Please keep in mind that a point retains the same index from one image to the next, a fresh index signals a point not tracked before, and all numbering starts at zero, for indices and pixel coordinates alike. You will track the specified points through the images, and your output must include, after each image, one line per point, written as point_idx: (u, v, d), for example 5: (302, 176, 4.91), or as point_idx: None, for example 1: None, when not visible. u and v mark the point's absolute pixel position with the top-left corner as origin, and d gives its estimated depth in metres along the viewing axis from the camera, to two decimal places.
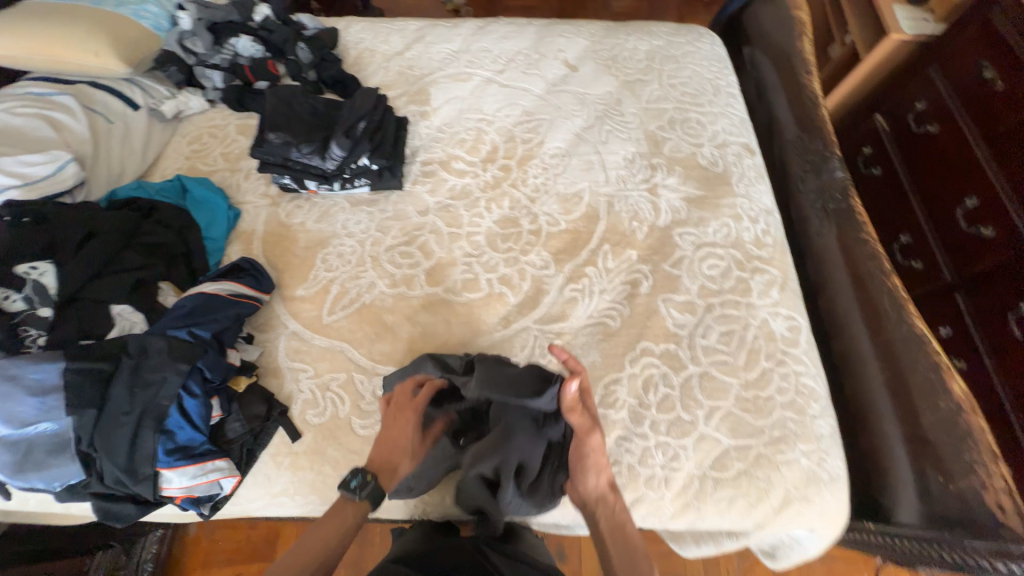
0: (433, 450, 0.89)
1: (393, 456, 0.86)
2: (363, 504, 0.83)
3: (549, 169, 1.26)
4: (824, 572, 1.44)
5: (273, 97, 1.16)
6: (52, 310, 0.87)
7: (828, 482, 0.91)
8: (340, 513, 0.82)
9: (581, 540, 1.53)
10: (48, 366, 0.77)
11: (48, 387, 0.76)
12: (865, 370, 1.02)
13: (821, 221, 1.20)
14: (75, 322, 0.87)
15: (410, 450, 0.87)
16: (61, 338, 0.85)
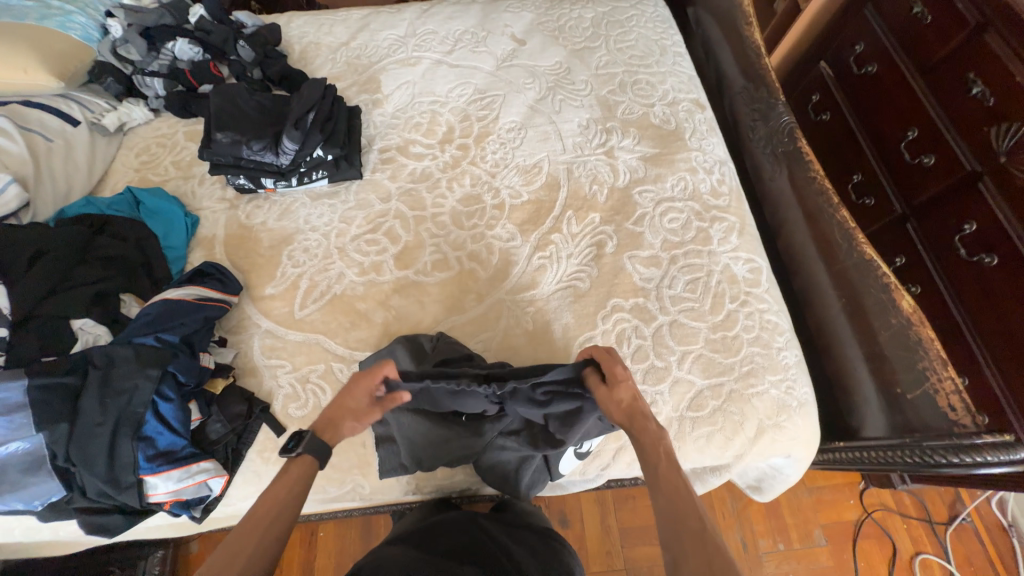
0: (422, 427, 0.90)
1: (337, 416, 0.82)
2: (308, 459, 0.77)
3: (507, 143, 1.27)
4: (811, 503, 1.57)
5: (218, 96, 1.14)
6: (9, 329, 0.86)
7: (797, 408, 0.97)
8: (284, 477, 0.75)
9: (582, 503, 1.58)
10: (8, 384, 0.75)
11: (14, 405, 0.75)
12: (824, 300, 1.08)
13: (771, 165, 1.24)
14: (36, 342, 0.86)
15: (357, 412, 0.83)
16: (23, 358, 0.84)
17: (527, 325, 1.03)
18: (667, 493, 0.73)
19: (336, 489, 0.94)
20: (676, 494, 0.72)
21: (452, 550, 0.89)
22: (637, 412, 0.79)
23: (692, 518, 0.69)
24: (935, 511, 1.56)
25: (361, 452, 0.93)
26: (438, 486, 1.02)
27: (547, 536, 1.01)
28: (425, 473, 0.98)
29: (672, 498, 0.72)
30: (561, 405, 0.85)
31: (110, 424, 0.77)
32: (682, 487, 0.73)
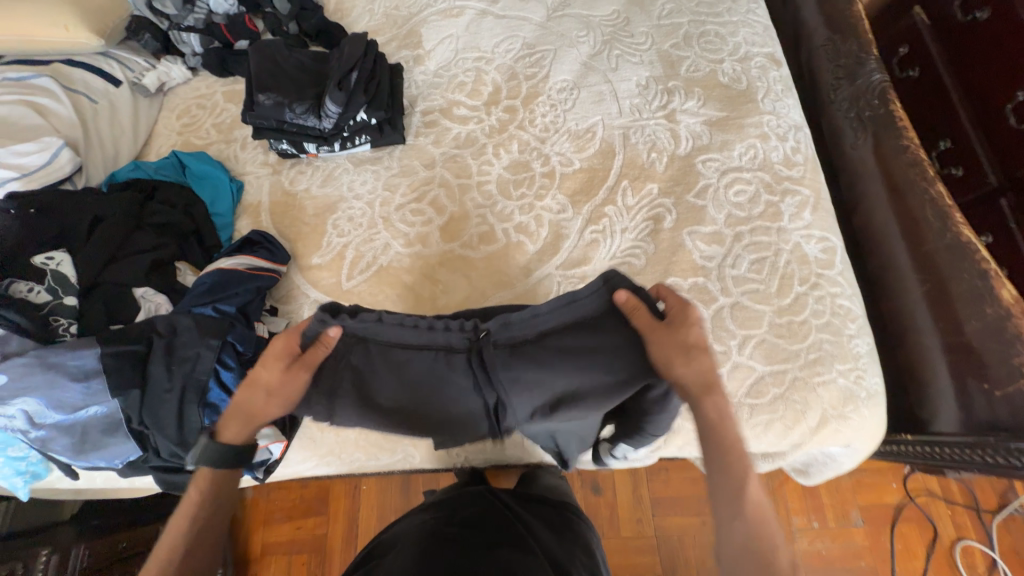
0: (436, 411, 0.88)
1: (266, 386, 0.72)
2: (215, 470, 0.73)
3: (557, 105, 1.18)
4: (851, 485, 1.53)
5: (258, 54, 1.08)
6: (77, 298, 0.88)
7: (866, 399, 0.91)
8: (195, 499, 0.72)
9: (615, 474, 1.59)
10: (84, 352, 0.78)
11: (90, 371, 0.77)
12: (904, 283, 0.99)
13: (853, 130, 1.11)
14: (100, 309, 0.88)
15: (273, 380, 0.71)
16: (90, 325, 0.86)
17: None
18: (752, 504, 0.68)
19: (387, 457, 0.96)
20: (757, 506, 0.68)
21: (469, 516, 0.91)
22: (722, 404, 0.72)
23: (766, 538, 0.66)
24: (984, 499, 1.51)
25: None
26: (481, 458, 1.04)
27: (562, 507, 1.03)
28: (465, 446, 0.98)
29: (755, 509, 0.68)
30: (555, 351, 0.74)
31: (176, 391, 0.78)
32: (758, 500, 0.68)
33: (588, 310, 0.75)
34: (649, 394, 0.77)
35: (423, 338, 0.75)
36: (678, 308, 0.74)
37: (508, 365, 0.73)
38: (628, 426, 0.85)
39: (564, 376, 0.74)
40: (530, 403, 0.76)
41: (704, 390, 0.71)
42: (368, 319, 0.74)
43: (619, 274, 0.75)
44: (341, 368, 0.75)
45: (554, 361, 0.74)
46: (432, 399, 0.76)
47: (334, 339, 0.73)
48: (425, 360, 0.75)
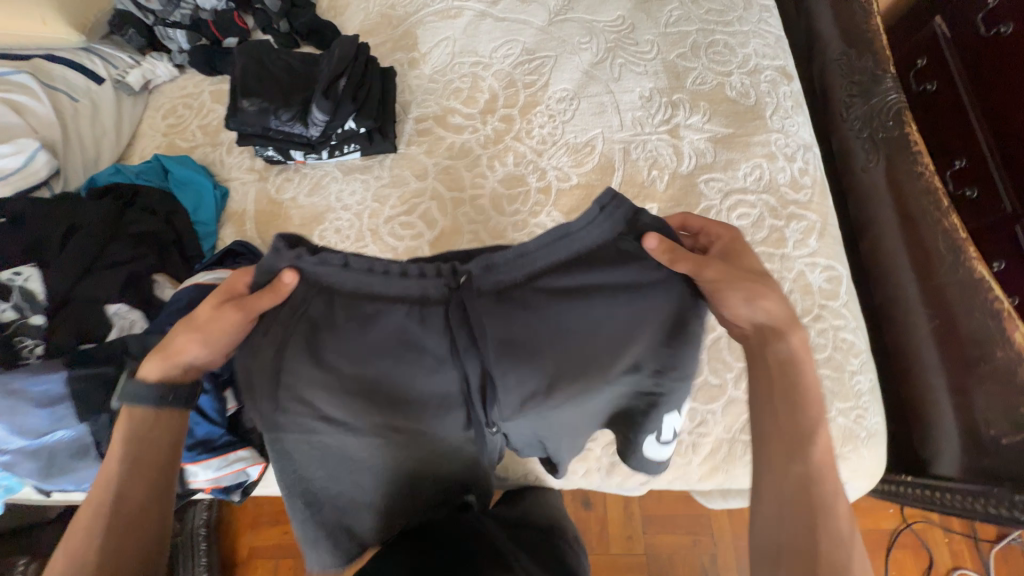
0: None
1: (211, 331, 0.64)
2: (139, 409, 0.63)
3: (556, 116, 1.13)
4: None
5: (243, 56, 1.03)
6: (45, 317, 0.85)
7: (865, 439, 0.87)
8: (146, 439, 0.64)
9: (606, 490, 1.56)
10: (50, 376, 0.74)
11: (55, 397, 0.74)
12: (911, 317, 0.95)
13: (865, 152, 1.06)
14: (71, 326, 0.84)
15: (211, 320, 0.64)
16: (61, 342, 0.83)
17: None
18: (816, 443, 0.60)
19: None
20: (823, 449, 0.60)
21: None
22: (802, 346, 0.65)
23: (824, 483, 0.58)
24: (982, 528, 1.47)
25: None
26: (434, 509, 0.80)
27: None
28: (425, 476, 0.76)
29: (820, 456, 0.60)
30: (549, 299, 0.64)
31: None
32: (827, 443, 0.60)
33: (595, 242, 0.64)
34: (670, 351, 0.67)
35: (394, 286, 0.64)
36: (729, 240, 0.72)
37: (496, 313, 0.64)
38: (637, 414, 0.72)
39: (562, 326, 0.65)
40: (521, 367, 0.65)
41: (790, 320, 0.65)
42: (330, 263, 0.63)
43: (621, 196, 0.65)
44: (294, 325, 0.63)
45: (547, 311, 0.64)
46: (401, 365, 0.64)
47: (291, 287, 0.63)
48: (396, 314, 0.64)
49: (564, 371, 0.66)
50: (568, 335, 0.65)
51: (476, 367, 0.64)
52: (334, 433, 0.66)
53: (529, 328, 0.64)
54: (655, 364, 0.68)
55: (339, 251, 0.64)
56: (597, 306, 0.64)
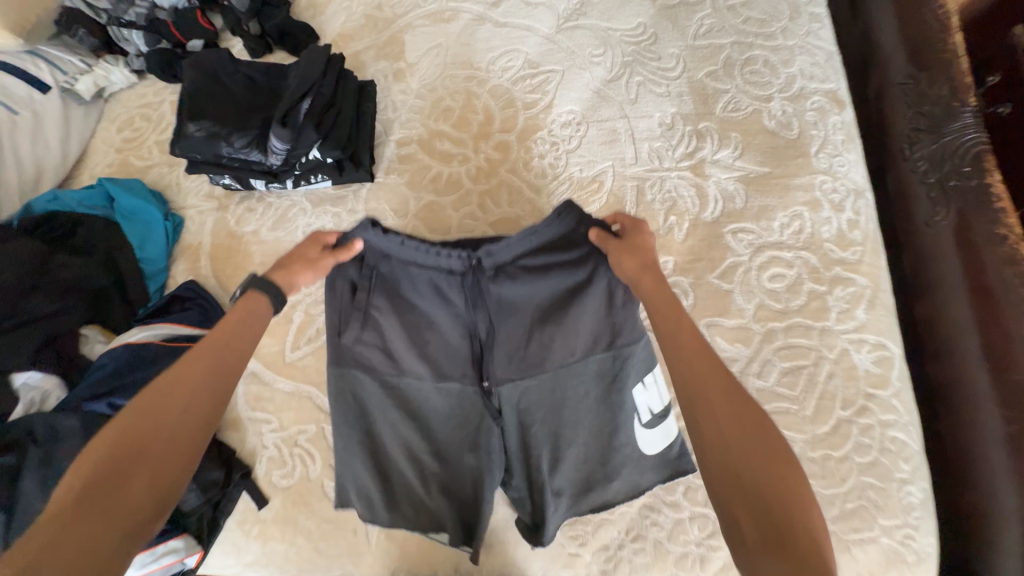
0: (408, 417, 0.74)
1: (296, 267, 0.63)
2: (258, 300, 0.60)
3: (560, 144, 0.96)
4: None
5: (195, 70, 0.89)
6: None
7: (913, 565, 0.71)
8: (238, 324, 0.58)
9: None
10: None
11: None
12: (973, 412, 0.79)
13: (931, 202, 0.88)
14: None
15: (310, 259, 0.64)
16: None
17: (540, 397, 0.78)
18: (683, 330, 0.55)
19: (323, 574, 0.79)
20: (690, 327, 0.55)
21: None
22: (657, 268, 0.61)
23: (711, 365, 0.52)
24: None
25: (353, 538, 0.78)
26: (420, 515, 0.73)
27: None
28: (427, 463, 0.72)
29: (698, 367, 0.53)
30: (555, 289, 0.68)
31: None
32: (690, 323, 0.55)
33: (555, 233, 0.65)
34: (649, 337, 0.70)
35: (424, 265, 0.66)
36: (632, 225, 0.65)
37: (500, 290, 0.67)
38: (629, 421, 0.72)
39: (555, 298, 0.68)
40: (519, 336, 0.68)
41: (642, 269, 0.60)
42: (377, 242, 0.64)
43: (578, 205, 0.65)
44: (336, 287, 0.67)
45: (551, 299, 0.68)
46: (422, 326, 0.69)
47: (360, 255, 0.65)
48: (425, 292, 0.68)
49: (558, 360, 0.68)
50: (562, 330, 0.68)
51: (482, 332, 0.68)
52: (349, 395, 0.68)
53: (531, 316, 0.68)
54: (613, 342, 0.68)
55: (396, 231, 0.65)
56: (598, 281, 0.67)
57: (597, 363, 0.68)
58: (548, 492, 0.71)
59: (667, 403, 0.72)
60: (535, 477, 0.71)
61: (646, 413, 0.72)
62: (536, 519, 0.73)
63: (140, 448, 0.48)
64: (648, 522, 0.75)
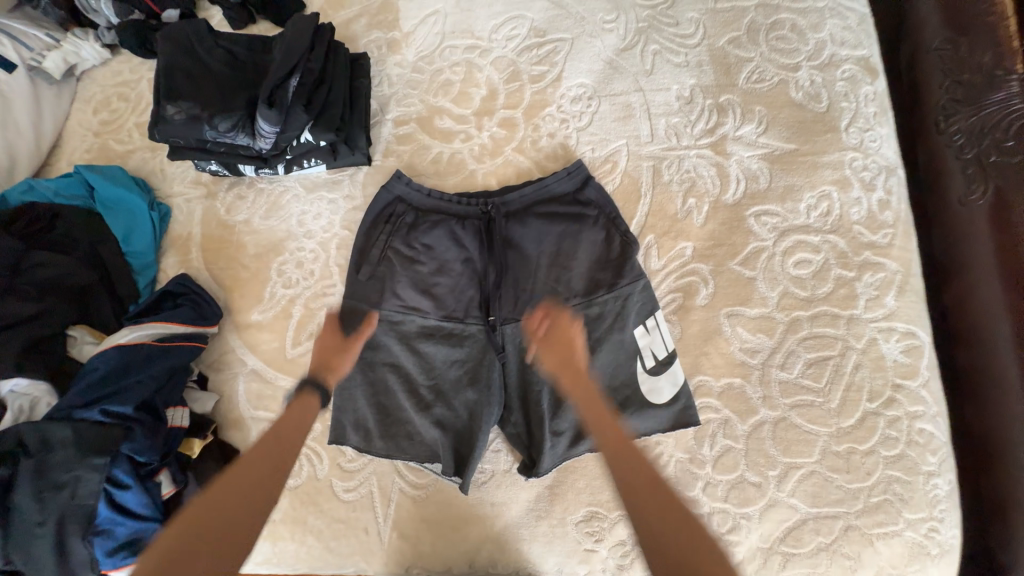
0: (414, 357, 0.79)
1: (330, 356, 0.74)
2: (312, 403, 0.70)
3: (570, 121, 0.90)
4: None
5: (170, 45, 0.81)
6: None
7: (937, 558, 0.70)
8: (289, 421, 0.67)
9: None
10: None
11: None
12: (1006, 405, 0.74)
13: (967, 179, 0.81)
14: None
15: (337, 344, 0.75)
16: None
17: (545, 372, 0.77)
18: (601, 425, 0.62)
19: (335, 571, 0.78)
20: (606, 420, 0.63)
21: None
22: (578, 366, 0.68)
23: (632, 456, 0.58)
24: None
25: (364, 537, 0.77)
26: (418, 445, 0.77)
27: None
28: (429, 392, 0.79)
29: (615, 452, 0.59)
30: (559, 231, 0.81)
31: (52, 525, 0.61)
32: (609, 418, 0.63)
33: (565, 185, 0.83)
34: (647, 281, 0.79)
35: (447, 209, 0.84)
36: (554, 317, 0.74)
37: (510, 230, 0.82)
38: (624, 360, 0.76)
39: (558, 238, 0.81)
40: (527, 276, 0.81)
41: (562, 363, 0.68)
42: (416, 194, 0.84)
43: (585, 163, 0.85)
44: (375, 222, 0.84)
45: (550, 238, 0.81)
46: (438, 263, 0.83)
47: (396, 207, 0.84)
48: (444, 233, 0.83)
49: (555, 289, 0.80)
50: (561, 262, 0.81)
51: (491, 267, 0.81)
52: (368, 318, 0.80)
53: (536, 253, 0.82)
54: (608, 280, 0.78)
55: (425, 186, 0.86)
56: (595, 227, 0.81)
57: (595, 302, 0.78)
58: (547, 429, 0.74)
59: (671, 350, 0.76)
60: (535, 411, 0.76)
61: (650, 357, 0.76)
62: (532, 455, 0.75)
63: (207, 534, 0.54)
64: None
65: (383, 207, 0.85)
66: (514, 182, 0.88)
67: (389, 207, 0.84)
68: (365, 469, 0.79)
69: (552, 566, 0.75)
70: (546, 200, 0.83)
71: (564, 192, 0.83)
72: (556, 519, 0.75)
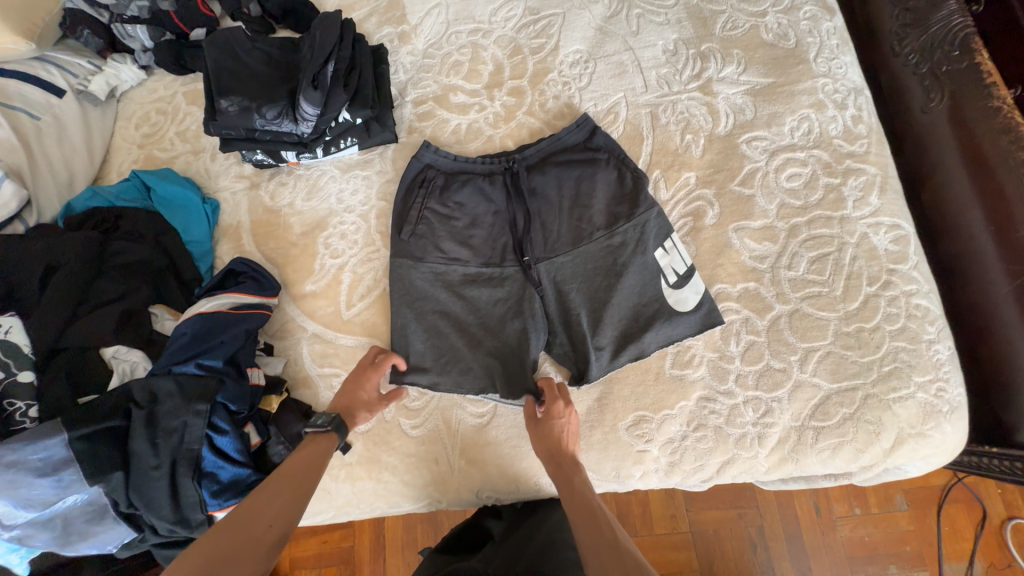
0: (462, 301, 0.88)
1: (352, 405, 0.81)
2: (331, 441, 0.75)
3: (571, 83, 1.00)
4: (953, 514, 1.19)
5: (214, 50, 0.91)
6: (35, 372, 0.75)
7: (948, 414, 0.78)
8: (312, 448, 0.73)
9: (653, 509, 1.22)
10: (50, 443, 0.68)
11: (59, 463, 0.68)
12: (985, 276, 0.84)
13: (925, 90, 0.93)
14: (65, 382, 0.75)
15: (368, 395, 0.83)
16: (53, 405, 0.74)
17: (581, 297, 0.86)
18: (577, 500, 0.71)
19: (410, 504, 0.86)
20: (581, 496, 0.71)
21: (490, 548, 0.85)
22: (564, 452, 0.77)
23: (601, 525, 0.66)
24: None
25: (436, 468, 0.85)
26: (473, 378, 0.85)
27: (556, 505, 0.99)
28: (477, 330, 0.87)
29: (585, 515, 0.68)
30: (577, 175, 0.91)
31: (166, 466, 0.71)
32: (587, 494, 0.71)
33: (575, 135, 0.93)
34: (661, 209, 0.88)
35: (472, 168, 0.93)
36: (555, 393, 0.81)
37: (532, 180, 0.92)
38: (649, 277, 0.85)
39: (576, 182, 0.91)
40: (553, 218, 0.90)
41: (550, 453, 0.77)
42: (444, 159, 0.93)
43: (591, 116, 0.95)
44: (410, 188, 0.93)
45: (569, 184, 0.91)
46: (471, 217, 0.92)
47: (427, 172, 0.93)
48: (473, 190, 0.92)
49: (578, 226, 0.89)
50: (581, 203, 0.90)
51: (520, 214, 0.90)
52: (415, 272, 0.89)
53: (559, 198, 0.91)
54: (625, 211, 0.88)
55: (450, 151, 0.95)
56: (608, 168, 0.91)
57: (617, 232, 0.87)
58: (591, 344, 0.84)
59: (690, 265, 0.85)
60: (577, 333, 0.85)
61: (672, 274, 0.85)
62: (580, 369, 0.85)
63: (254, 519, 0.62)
64: (706, 411, 0.82)
65: (415, 175, 0.94)
66: (528, 142, 0.98)
67: (422, 172, 0.93)
68: (428, 406, 0.87)
69: (609, 470, 0.83)
70: (561, 151, 0.93)
71: (575, 142, 0.93)
72: (608, 426, 0.83)
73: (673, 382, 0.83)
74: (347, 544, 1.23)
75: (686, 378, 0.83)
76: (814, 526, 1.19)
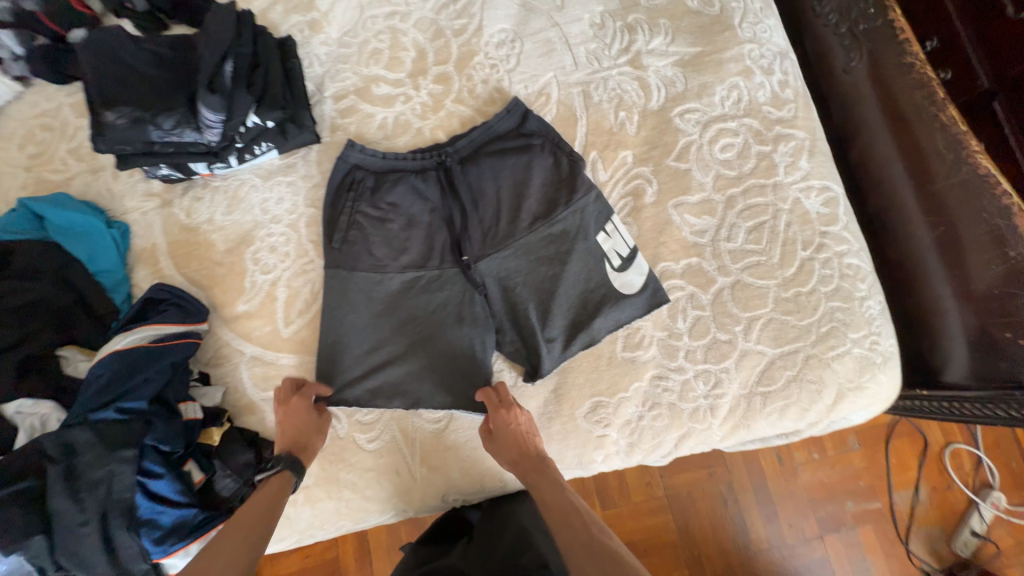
0: (405, 308, 0.84)
1: (303, 437, 0.78)
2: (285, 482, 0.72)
3: (499, 65, 0.96)
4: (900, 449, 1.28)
5: (92, 55, 0.81)
6: None
7: (882, 364, 0.83)
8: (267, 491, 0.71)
9: (629, 479, 1.25)
10: None
11: None
12: (909, 227, 0.88)
13: (845, 50, 0.95)
14: None
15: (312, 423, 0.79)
16: None
17: (527, 289, 0.84)
18: (551, 505, 0.70)
19: (377, 517, 0.84)
20: (553, 500, 0.70)
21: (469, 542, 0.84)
22: (526, 454, 0.76)
23: (577, 526, 0.66)
24: None
25: (398, 479, 0.83)
26: (425, 388, 0.82)
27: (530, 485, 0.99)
28: (422, 337, 0.84)
29: (561, 518, 0.68)
30: (511, 164, 0.88)
31: (95, 521, 0.66)
32: (558, 494, 0.71)
33: (507, 123, 0.89)
34: (600, 192, 0.87)
35: (402, 165, 0.88)
36: (500, 400, 0.78)
37: (466, 173, 0.87)
38: (592, 262, 0.84)
39: (512, 172, 0.88)
40: (492, 212, 0.87)
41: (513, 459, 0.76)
42: (371, 158, 0.87)
43: (521, 101, 0.91)
44: (339, 192, 0.88)
45: (505, 174, 0.88)
46: (407, 217, 0.87)
47: (354, 173, 0.87)
48: (404, 188, 0.87)
49: (517, 218, 0.86)
50: (519, 193, 0.87)
51: (456, 211, 0.86)
52: (352, 282, 0.84)
53: (495, 189, 0.88)
54: (563, 197, 0.85)
55: (377, 149, 0.89)
56: (543, 156, 0.88)
57: (558, 221, 0.85)
58: (541, 337, 0.82)
59: (633, 247, 0.84)
60: (526, 327, 0.84)
61: (615, 257, 0.84)
62: (533, 364, 0.83)
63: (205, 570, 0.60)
64: (660, 390, 0.83)
65: (343, 177, 0.88)
66: (460, 132, 0.94)
67: (348, 174, 0.88)
68: (383, 418, 0.84)
69: (571, 458, 0.83)
70: (494, 141, 0.89)
71: (507, 129, 0.89)
72: (566, 416, 0.83)
73: (626, 365, 0.84)
74: (329, 554, 1.21)
75: (637, 359, 0.84)
76: (776, 477, 1.26)
